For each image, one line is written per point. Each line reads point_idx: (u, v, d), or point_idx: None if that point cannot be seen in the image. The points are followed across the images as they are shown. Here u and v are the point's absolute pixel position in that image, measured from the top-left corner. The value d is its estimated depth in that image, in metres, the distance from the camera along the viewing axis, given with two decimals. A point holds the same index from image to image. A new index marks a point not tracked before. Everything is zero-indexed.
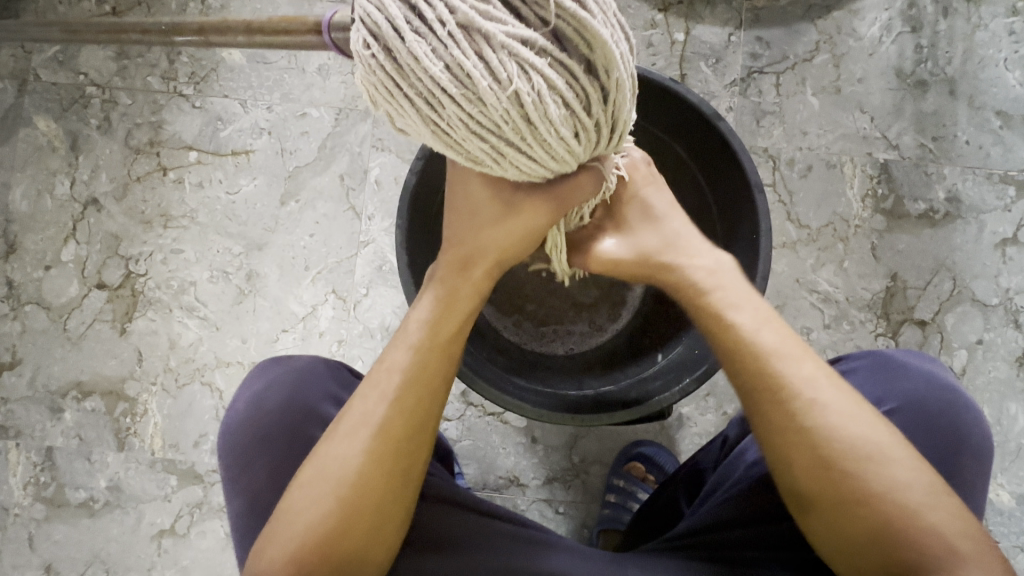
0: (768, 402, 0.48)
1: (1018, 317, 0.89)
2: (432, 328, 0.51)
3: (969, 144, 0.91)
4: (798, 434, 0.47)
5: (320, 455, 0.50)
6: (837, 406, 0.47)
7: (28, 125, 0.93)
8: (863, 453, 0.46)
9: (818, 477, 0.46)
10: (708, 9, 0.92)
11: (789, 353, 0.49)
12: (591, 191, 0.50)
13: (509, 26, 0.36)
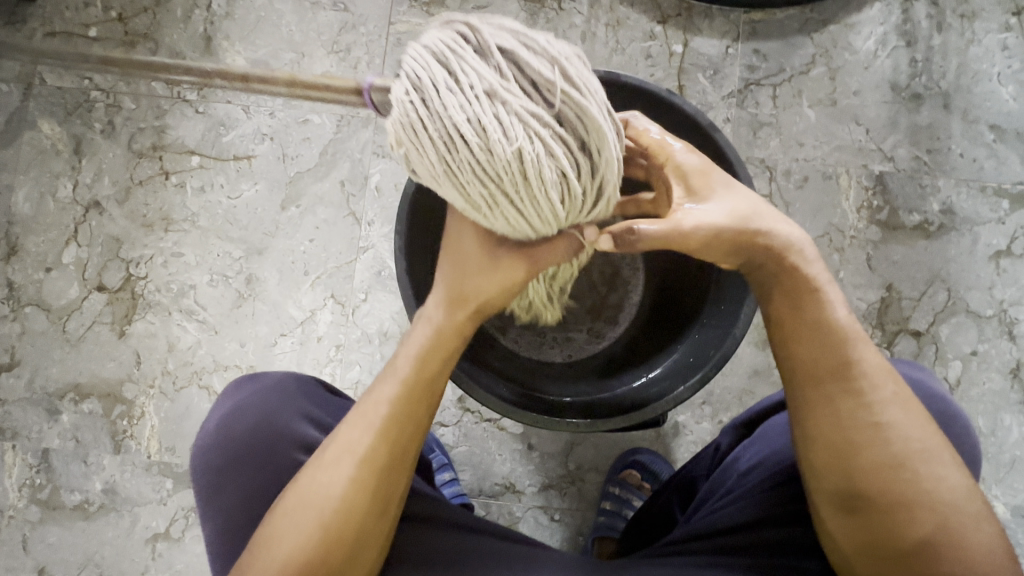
0: (851, 384, 0.50)
1: (1012, 329, 0.89)
2: (418, 363, 0.53)
3: (963, 157, 0.92)
4: (868, 430, 0.50)
5: (305, 483, 0.51)
6: (905, 397, 0.51)
7: (32, 128, 0.94)
8: (927, 453, 0.49)
9: (884, 473, 0.49)
10: (706, 22, 0.94)
11: (867, 343, 0.52)
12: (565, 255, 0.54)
13: (525, 100, 0.43)
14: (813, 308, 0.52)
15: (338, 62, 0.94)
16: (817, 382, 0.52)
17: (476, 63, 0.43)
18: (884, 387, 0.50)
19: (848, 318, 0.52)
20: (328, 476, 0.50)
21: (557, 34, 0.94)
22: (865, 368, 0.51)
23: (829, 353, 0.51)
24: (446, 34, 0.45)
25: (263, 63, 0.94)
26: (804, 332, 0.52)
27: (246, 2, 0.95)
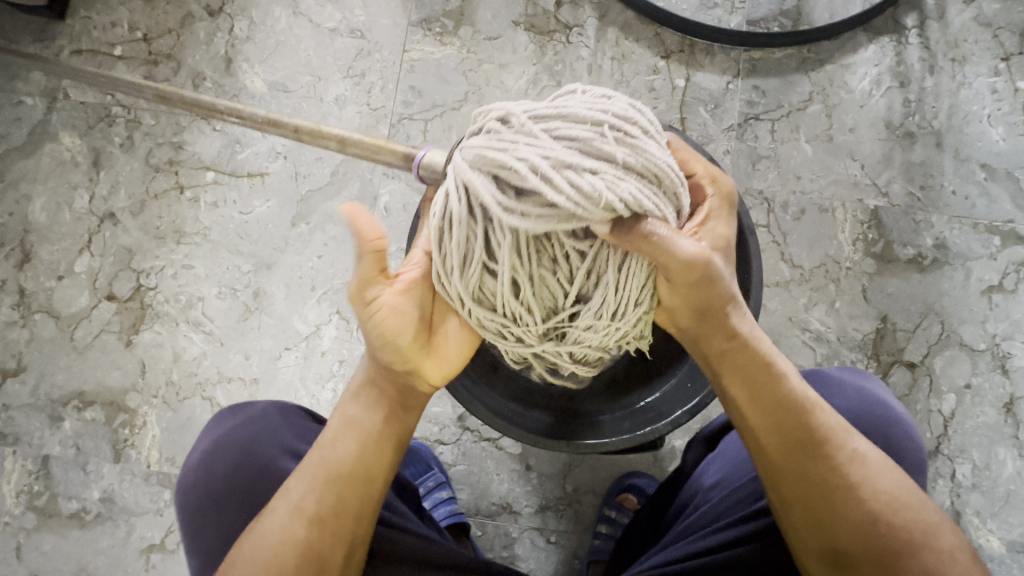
0: (822, 448, 0.53)
1: (1005, 363, 0.91)
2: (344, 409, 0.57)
3: (955, 195, 0.95)
4: (841, 492, 0.52)
5: (251, 534, 0.53)
6: (872, 454, 0.54)
7: (54, 140, 0.97)
8: (903, 503, 0.53)
9: (868, 531, 0.52)
10: (708, 58, 0.98)
11: (826, 407, 0.55)
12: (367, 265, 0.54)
13: (572, 163, 0.48)
14: (769, 382, 0.55)
15: (353, 86, 0.98)
16: (788, 455, 0.53)
17: (528, 135, 0.50)
18: (846, 446, 0.54)
19: (802, 386, 0.55)
20: (272, 534, 0.52)
21: (564, 66, 0.97)
22: (829, 430, 0.54)
23: (794, 423, 0.53)
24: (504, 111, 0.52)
25: (281, 85, 0.98)
26: (763, 408, 0.54)
27: (267, 26, 0.99)
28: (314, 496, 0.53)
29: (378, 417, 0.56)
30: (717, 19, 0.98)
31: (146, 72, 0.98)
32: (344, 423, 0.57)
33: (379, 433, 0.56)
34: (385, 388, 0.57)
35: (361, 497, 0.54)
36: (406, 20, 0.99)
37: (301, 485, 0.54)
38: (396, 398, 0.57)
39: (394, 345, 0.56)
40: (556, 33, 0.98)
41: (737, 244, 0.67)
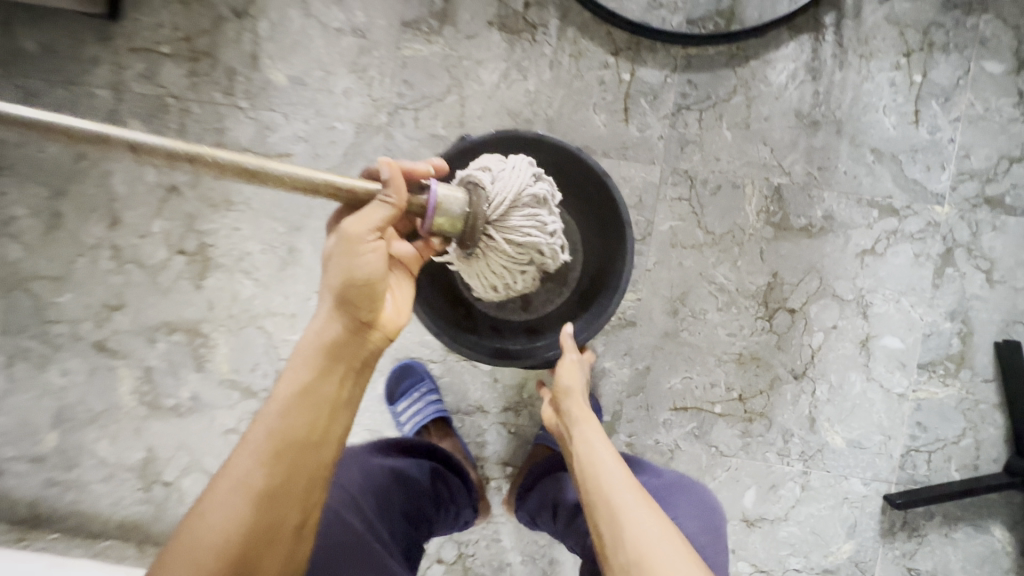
0: (606, 492, 0.78)
1: (867, 310, 1.17)
2: (292, 382, 0.73)
3: (846, 174, 1.16)
4: (617, 524, 0.74)
5: (215, 494, 0.68)
6: (645, 509, 0.75)
7: (124, 126, 1.22)
8: (661, 544, 0.71)
9: (633, 555, 0.71)
10: (651, 55, 1.17)
11: (621, 469, 0.81)
12: (365, 218, 0.73)
13: (548, 258, 0.89)
14: (581, 448, 0.85)
15: (357, 79, 1.19)
16: (591, 499, 0.79)
17: (538, 235, 0.85)
18: (625, 493, 0.77)
19: (608, 451, 0.83)
20: (234, 494, 0.68)
21: (530, 62, 1.17)
22: (614, 481, 0.79)
23: (591, 474, 0.81)
24: (524, 207, 0.85)
25: (300, 80, 1.20)
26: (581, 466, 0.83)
27: (285, 27, 1.20)
28: (264, 471, 0.69)
29: (331, 386, 0.74)
30: (661, 18, 1.16)
31: (190, 68, 1.21)
32: (298, 388, 0.72)
33: (332, 391, 0.74)
34: (335, 359, 0.75)
35: (309, 462, 0.71)
36: (398, 21, 1.18)
37: (258, 448, 0.70)
38: (347, 363, 0.75)
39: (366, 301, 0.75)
40: (524, 33, 1.17)
41: (620, 225, 0.96)
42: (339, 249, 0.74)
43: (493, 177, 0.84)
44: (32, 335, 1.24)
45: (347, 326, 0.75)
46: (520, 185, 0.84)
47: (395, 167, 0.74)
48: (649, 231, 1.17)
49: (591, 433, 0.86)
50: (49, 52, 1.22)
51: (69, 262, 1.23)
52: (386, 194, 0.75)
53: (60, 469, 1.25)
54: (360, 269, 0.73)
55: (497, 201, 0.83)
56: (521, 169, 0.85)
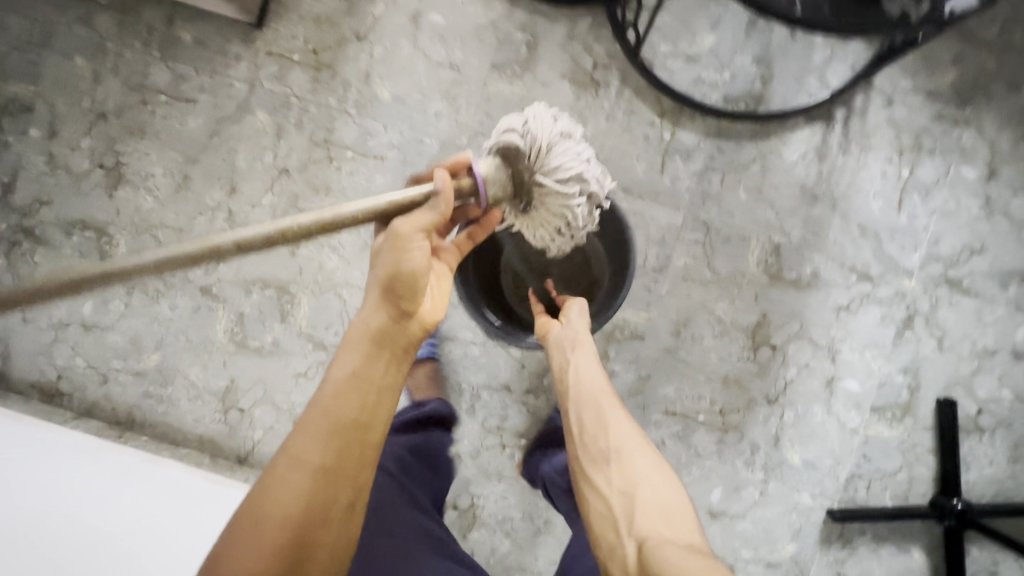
0: (598, 408, 1.09)
1: (835, 355, 1.41)
2: (343, 365, 0.92)
3: (835, 242, 1.41)
4: (607, 428, 1.06)
5: (283, 462, 0.85)
6: (627, 428, 1.06)
7: (252, 115, 1.49)
8: (638, 452, 1.03)
9: (617, 453, 1.03)
10: (690, 121, 1.42)
11: (609, 394, 1.11)
12: (412, 227, 0.92)
13: (593, 184, 1.03)
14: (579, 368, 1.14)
15: (447, 105, 1.45)
16: (585, 408, 1.10)
17: (577, 166, 1.01)
18: (613, 412, 1.09)
19: (601, 377, 1.14)
20: (300, 460, 0.85)
21: (591, 112, 1.43)
22: (605, 400, 1.11)
23: (586, 390, 1.11)
24: (558, 150, 1.01)
25: (401, 98, 1.46)
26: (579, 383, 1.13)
27: (395, 54, 1.46)
28: (320, 447, 0.86)
29: (376, 370, 0.92)
30: (703, 93, 1.41)
31: (313, 76, 1.47)
32: (347, 369, 0.91)
33: (377, 373, 0.93)
34: (381, 347, 0.94)
35: (357, 438, 0.89)
36: (489, 63, 1.44)
37: (316, 422, 0.87)
38: (390, 349, 0.94)
39: (408, 299, 0.95)
40: (589, 88, 1.43)
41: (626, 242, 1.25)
42: (388, 252, 0.93)
43: (522, 132, 1.02)
44: (152, 272, 1.52)
45: (392, 317, 0.94)
46: (542, 133, 1.01)
47: (448, 176, 0.95)
48: (666, 264, 1.43)
49: (584, 346, 1.16)
50: (200, 45, 1.49)
51: (190, 218, 1.51)
52: (437, 202, 0.94)
53: (157, 384, 1.53)
54: (407, 269, 0.92)
55: (535, 149, 1.00)
56: (541, 120, 1.02)
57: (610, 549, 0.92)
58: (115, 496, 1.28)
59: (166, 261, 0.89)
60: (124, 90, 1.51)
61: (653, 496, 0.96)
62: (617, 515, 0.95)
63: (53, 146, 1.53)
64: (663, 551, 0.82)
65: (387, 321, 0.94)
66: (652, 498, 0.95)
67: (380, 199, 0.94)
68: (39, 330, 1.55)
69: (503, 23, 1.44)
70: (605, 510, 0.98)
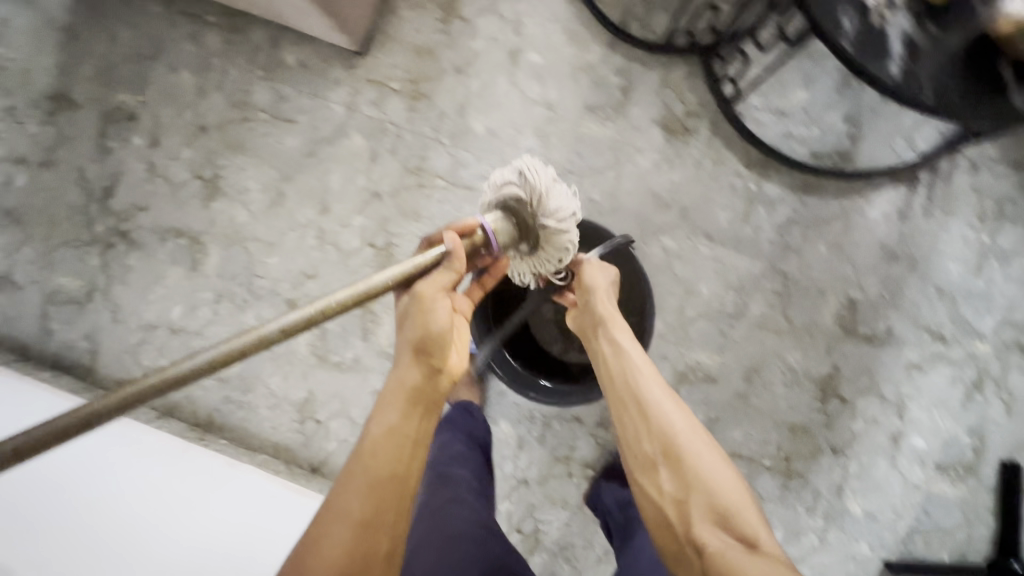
0: (643, 398, 1.01)
1: (903, 411, 1.45)
2: (380, 420, 0.86)
3: (912, 301, 1.44)
4: (656, 420, 0.99)
5: (328, 518, 0.78)
6: (676, 418, 0.99)
7: (349, 138, 1.54)
8: (693, 445, 0.95)
9: (671, 446, 0.95)
10: (777, 175, 1.46)
11: (652, 381, 1.03)
12: (435, 286, 0.94)
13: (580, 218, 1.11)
14: (616, 356, 1.07)
15: (539, 142, 1.49)
16: (627, 398, 1.03)
17: (571, 206, 1.08)
18: (657, 400, 1.00)
19: (640, 361, 1.05)
20: (346, 514, 0.78)
21: (680, 159, 1.47)
22: (648, 385, 1.02)
23: (626, 380, 1.04)
24: (554, 194, 1.06)
25: (495, 133, 1.50)
26: (618, 371, 1.06)
27: (492, 89, 1.50)
28: (362, 500, 0.79)
29: (411, 425, 0.87)
30: (791, 147, 1.45)
31: (411, 104, 1.52)
32: (384, 425, 0.86)
33: (414, 426, 0.87)
34: (416, 404, 0.89)
35: (399, 488, 0.81)
36: (583, 104, 1.48)
37: (357, 477, 0.81)
38: (425, 402, 0.90)
39: (440, 350, 0.93)
40: (680, 135, 1.47)
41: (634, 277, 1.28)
42: (416, 312, 0.94)
43: (518, 181, 1.06)
44: (240, 282, 1.58)
45: (426, 373, 0.91)
46: (537, 181, 1.04)
47: (456, 236, 0.96)
48: (743, 311, 1.47)
49: (621, 335, 1.09)
50: (303, 68, 1.55)
51: (282, 233, 1.56)
52: (451, 261, 0.95)
53: (238, 390, 1.60)
54: (434, 328, 0.92)
55: (533, 194, 1.05)
56: (534, 169, 1.06)
57: (678, 552, 0.88)
58: (196, 494, 1.35)
59: (169, 380, 0.70)
60: (227, 106, 1.57)
61: (714, 493, 0.89)
62: (677, 521, 0.90)
63: (154, 155, 1.59)
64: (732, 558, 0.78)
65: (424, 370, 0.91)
66: (712, 495, 0.89)
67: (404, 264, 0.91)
68: (128, 330, 1.62)
69: (600, 66, 1.48)
70: (663, 514, 0.93)
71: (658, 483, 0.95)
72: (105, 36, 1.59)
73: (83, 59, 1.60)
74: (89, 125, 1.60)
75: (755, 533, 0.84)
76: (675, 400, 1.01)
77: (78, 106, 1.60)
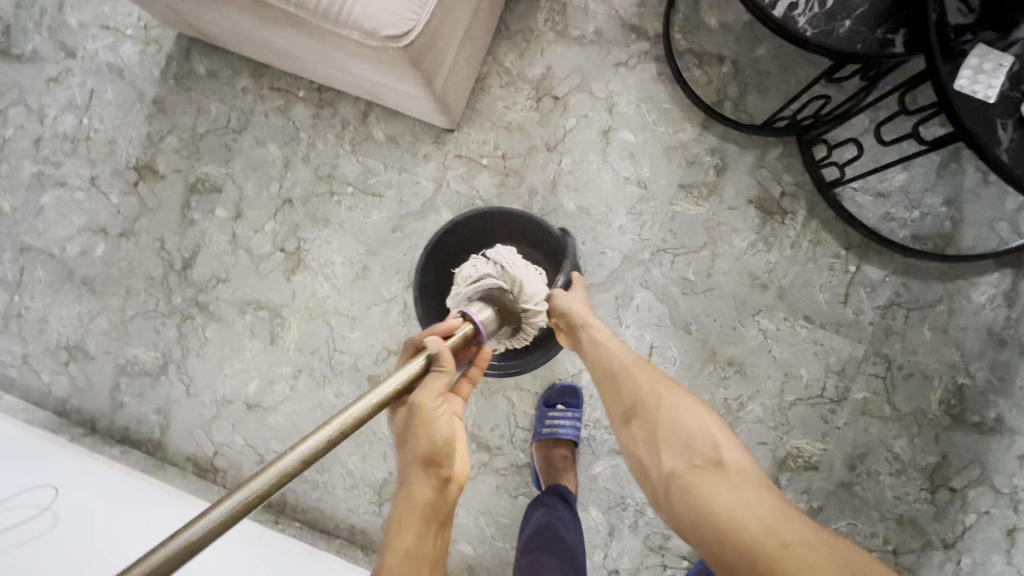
0: (608, 364, 1.01)
1: (1018, 504, 1.38)
2: (392, 544, 0.78)
3: (1023, 388, 1.39)
4: (623, 381, 0.98)
5: None
6: (641, 374, 0.98)
7: (436, 213, 1.52)
8: (660, 392, 0.94)
9: (640, 400, 0.94)
10: (877, 257, 1.43)
11: (614, 346, 1.03)
12: (433, 391, 0.82)
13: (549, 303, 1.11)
14: (579, 332, 1.07)
15: (632, 220, 1.47)
16: (594, 368, 1.03)
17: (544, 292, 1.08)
18: (621, 363, 1.00)
19: (602, 331, 1.05)
20: None
21: (776, 239, 1.44)
22: (613, 352, 1.02)
23: (592, 351, 1.04)
24: (533, 283, 1.07)
25: (587, 210, 1.48)
26: (584, 345, 1.06)
27: (584, 167, 1.50)
28: None
29: (428, 548, 0.78)
30: (891, 229, 1.42)
31: (501, 181, 1.51)
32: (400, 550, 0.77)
33: (430, 544, 0.79)
34: (429, 520, 0.80)
35: None
36: (676, 183, 1.47)
37: None
38: (437, 519, 0.81)
39: (448, 458, 0.83)
40: (776, 215, 1.45)
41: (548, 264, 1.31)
42: (417, 424, 0.82)
43: (498, 273, 1.07)
44: (321, 357, 1.54)
45: (437, 489, 0.82)
46: (516, 271, 1.06)
47: (440, 339, 0.83)
48: (844, 395, 1.42)
49: (582, 312, 1.09)
50: (391, 142, 1.55)
51: (365, 307, 1.53)
52: (439, 364, 0.82)
53: (314, 469, 1.54)
54: (440, 439, 0.82)
55: (515, 284, 1.05)
56: (508, 261, 1.08)
57: (659, 500, 0.87)
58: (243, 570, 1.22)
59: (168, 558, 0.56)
60: (313, 179, 1.56)
61: (683, 434, 0.87)
62: (651, 469, 0.89)
63: (237, 227, 1.57)
64: (704, 487, 0.80)
65: (433, 481, 0.82)
66: (683, 437, 0.87)
67: (396, 377, 0.78)
68: (201, 405, 1.57)
69: (693, 146, 1.48)
70: (640, 466, 0.92)
71: (631, 438, 0.93)
72: (194, 108, 1.61)
73: (169, 131, 1.61)
74: (173, 196, 1.60)
75: (726, 458, 0.84)
76: (639, 361, 1.01)
77: (163, 177, 1.60)
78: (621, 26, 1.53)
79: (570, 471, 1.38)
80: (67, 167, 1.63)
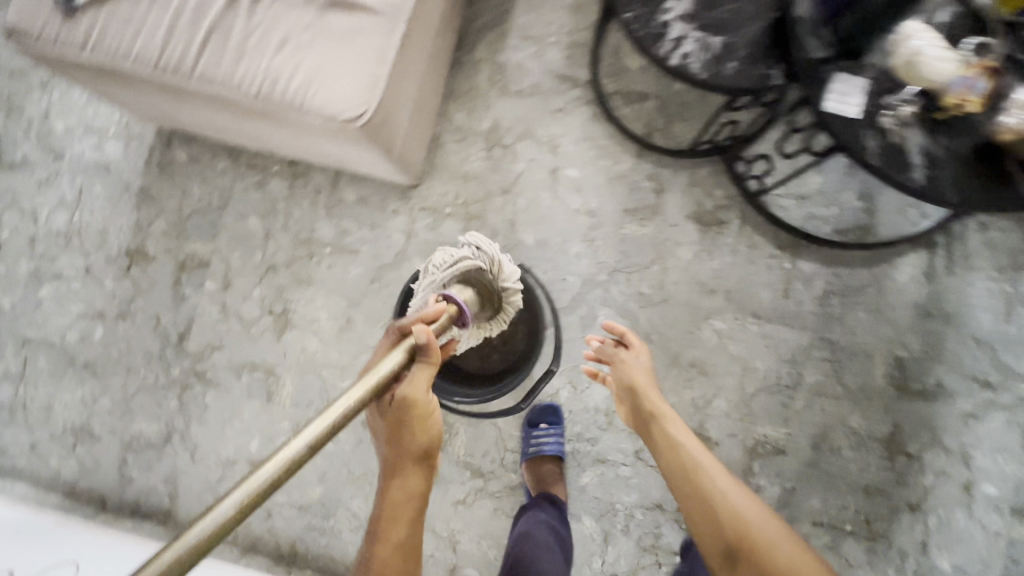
0: (696, 481, 0.99)
1: (968, 460, 1.51)
2: (386, 532, 0.88)
3: (954, 353, 1.54)
4: (714, 504, 0.96)
5: None
6: (735, 495, 0.96)
7: (409, 262, 1.66)
8: (760, 526, 0.92)
9: (737, 531, 0.92)
10: (807, 252, 1.59)
11: (705, 461, 1.02)
12: (423, 383, 0.91)
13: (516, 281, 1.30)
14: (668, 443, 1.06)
15: (586, 246, 1.63)
16: (680, 484, 1.01)
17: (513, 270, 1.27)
18: (712, 482, 0.98)
19: (695, 445, 1.05)
20: None
21: (716, 248, 1.61)
22: (704, 468, 1.01)
23: (681, 466, 1.02)
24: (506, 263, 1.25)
25: (545, 243, 1.63)
26: (671, 458, 1.04)
27: (537, 205, 1.66)
28: None
29: (417, 531, 0.90)
30: (815, 226, 1.59)
31: (464, 226, 1.66)
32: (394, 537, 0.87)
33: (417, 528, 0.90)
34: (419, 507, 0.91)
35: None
36: (621, 209, 1.64)
37: None
38: (424, 505, 0.92)
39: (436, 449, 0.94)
40: (713, 226, 1.61)
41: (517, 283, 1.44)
42: (410, 418, 0.91)
43: (473, 255, 1.23)
44: (316, 408, 1.64)
45: (426, 477, 0.93)
46: (492, 252, 1.22)
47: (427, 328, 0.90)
48: (799, 381, 1.55)
49: (673, 421, 1.09)
50: (361, 203, 1.70)
51: (353, 356, 1.65)
52: (427, 355, 0.90)
53: (320, 516, 1.61)
54: (432, 432, 0.93)
55: (494, 264, 1.22)
56: (482, 244, 1.23)
57: None
58: None
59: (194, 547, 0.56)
60: (293, 244, 1.70)
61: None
62: None
63: (227, 297, 1.70)
64: None
65: (421, 472, 0.93)
66: None
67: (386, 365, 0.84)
68: (206, 469, 1.65)
69: (632, 174, 1.65)
70: None
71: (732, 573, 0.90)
72: (177, 193, 1.75)
73: (156, 216, 1.74)
74: (164, 275, 1.72)
75: None
76: (732, 479, 1.00)
77: (153, 260, 1.73)
78: (554, 78, 1.71)
79: (559, 483, 1.50)
80: (62, 261, 1.75)
